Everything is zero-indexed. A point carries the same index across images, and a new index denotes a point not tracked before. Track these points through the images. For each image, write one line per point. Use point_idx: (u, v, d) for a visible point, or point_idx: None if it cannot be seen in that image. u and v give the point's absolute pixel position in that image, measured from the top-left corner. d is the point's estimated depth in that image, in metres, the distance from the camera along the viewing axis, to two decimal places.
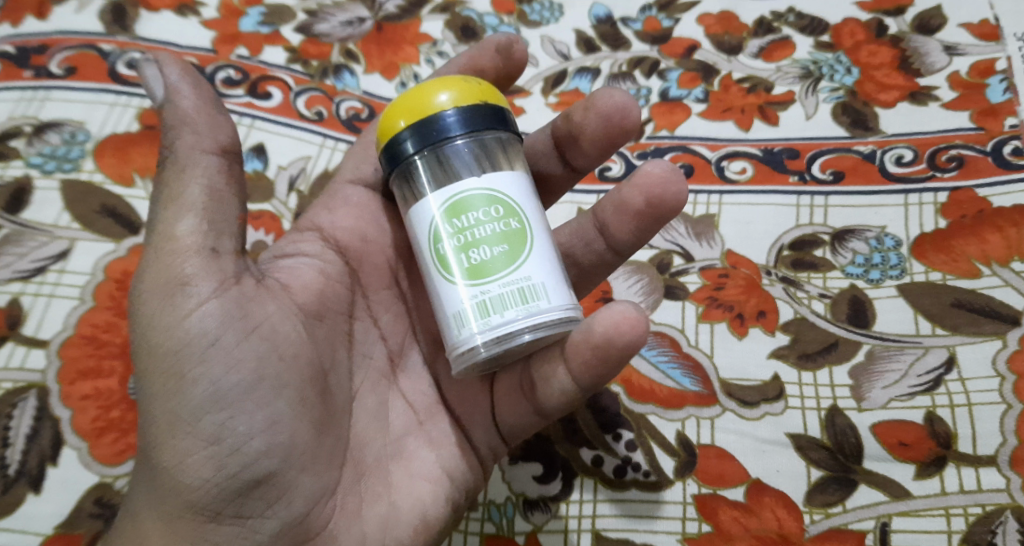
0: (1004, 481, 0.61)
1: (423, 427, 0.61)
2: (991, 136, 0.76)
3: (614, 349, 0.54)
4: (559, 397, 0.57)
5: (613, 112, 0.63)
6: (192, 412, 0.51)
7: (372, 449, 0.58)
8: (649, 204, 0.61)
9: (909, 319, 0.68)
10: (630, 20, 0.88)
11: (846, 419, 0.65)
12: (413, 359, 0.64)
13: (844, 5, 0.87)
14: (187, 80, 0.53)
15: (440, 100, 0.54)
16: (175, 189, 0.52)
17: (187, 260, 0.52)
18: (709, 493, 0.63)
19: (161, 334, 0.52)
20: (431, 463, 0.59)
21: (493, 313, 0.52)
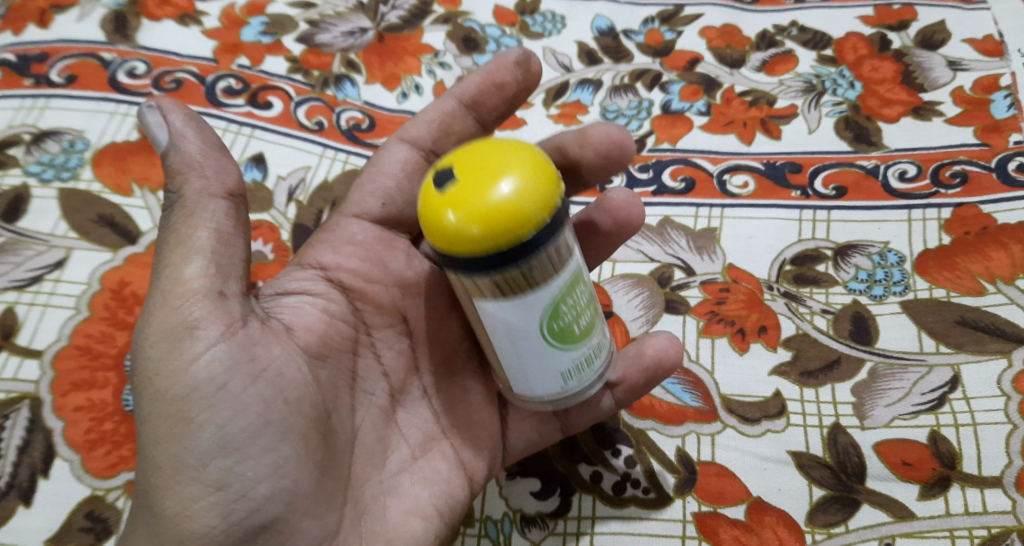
0: (1010, 503, 0.60)
1: (421, 462, 0.60)
2: (996, 153, 0.75)
3: (663, 369, 0.62)
4: (591, 417, 0.63)
5: (612, 149, 0.64)
6: (197, 458, 0.50)
7: (370, 485, 0.57)
8: (615, 227, 0.65)
9: (912, 336, 0.67)
10: (632, 33, 0.88)
11: (848, 437, 0.64)
12: (413, 393, 0.63)
13: (847, 19, 0.87)
14: (191, 124, 0.53)
15: (507, 200, 0.47)
16: (183, 233, 0.52)
17: (194, 304, 0.51)
18: (709, 511, 0.62)
19: (167, 380, 0.50)
20: (424, 498, 0.59)
21: (582, 371, 0.55)
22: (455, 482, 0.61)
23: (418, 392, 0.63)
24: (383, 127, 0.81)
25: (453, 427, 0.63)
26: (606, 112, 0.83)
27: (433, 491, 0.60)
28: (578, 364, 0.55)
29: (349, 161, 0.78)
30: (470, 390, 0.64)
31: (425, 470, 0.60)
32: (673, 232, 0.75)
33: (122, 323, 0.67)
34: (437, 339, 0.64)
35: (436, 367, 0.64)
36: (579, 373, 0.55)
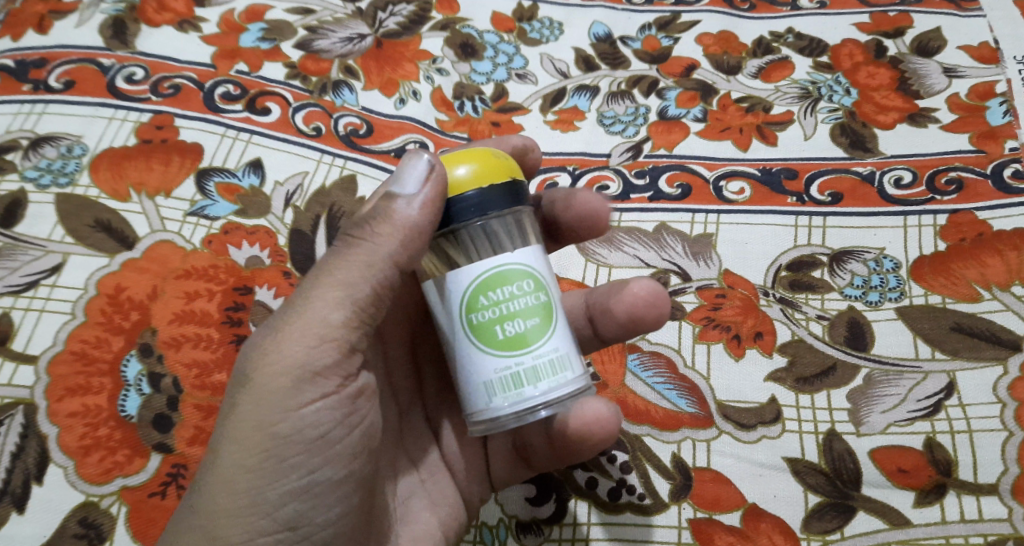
0: (1006, 511, 0.60)
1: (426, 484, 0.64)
2: (991, 159, 0.75)
3: (589, 443, 0.59)
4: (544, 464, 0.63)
5: (590, 217, 0.68)
6: (278, 497, 0.52)
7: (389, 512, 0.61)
8: (630, 321, 0.64)
9: (908, 342, 0.67)
10: (630, 40, 0.88)
11: (844, 444, 0.64)
12: (416, 417, 0.66)
13: (843, 26, 0.87)
14: (372, 169, 0.54)
15: (457, 173, 0.54)
16: (333, 269, 0.53)
17: (328, 350, 0.53)
18: (704, 518, 0.62)
19: (276, 416, 0.52)
20: (431, 524, 0.62)
21: (510, 390, 0.54)
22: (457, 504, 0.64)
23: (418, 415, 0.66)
24: (380, 133, 0.81)
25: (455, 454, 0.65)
26: (603, 118, 0.83)
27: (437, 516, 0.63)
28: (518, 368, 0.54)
29: (346, 166, 0.78)
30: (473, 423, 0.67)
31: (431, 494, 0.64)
32: (669, 238, 0.75)
33: (118, 329, 0.67)
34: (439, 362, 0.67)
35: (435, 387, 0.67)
36: (521, 378, 0.54)
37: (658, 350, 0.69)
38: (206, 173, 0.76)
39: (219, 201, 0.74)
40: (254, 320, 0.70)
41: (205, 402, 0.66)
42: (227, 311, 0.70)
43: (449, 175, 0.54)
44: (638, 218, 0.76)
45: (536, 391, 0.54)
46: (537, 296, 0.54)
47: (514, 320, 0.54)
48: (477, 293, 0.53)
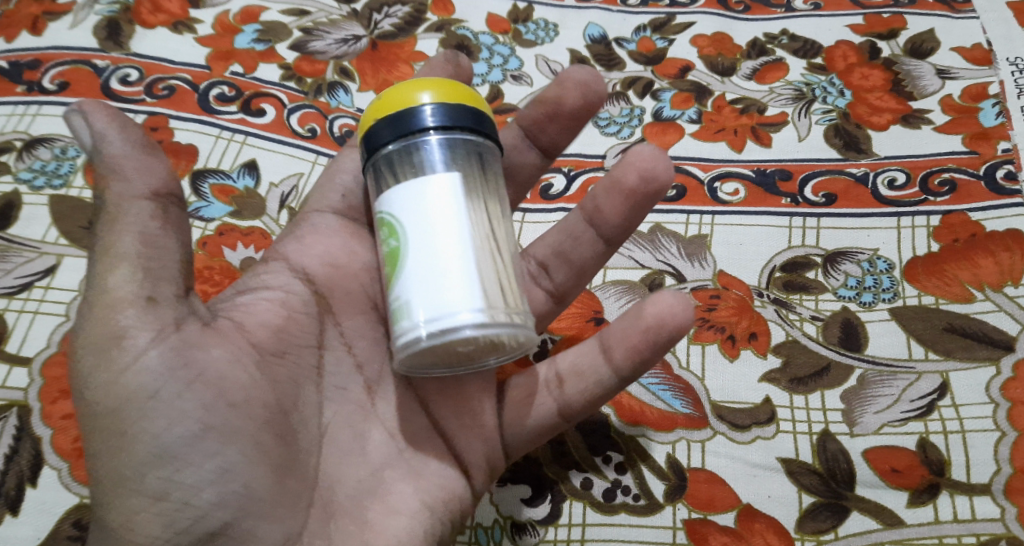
0: (999, 511, 0.61)
1: (411, 451, 0.58)
2: (984, 161, 0.75)
3: (668, 330, 0.57)
4: (592, 393, 0.60)
5: (652, 169, 0.61)
6: (135, 470, 0.50)
7: (346, 487, 0.55)
8: (642, 180, 0.61)
9: (901, 343, 0.67)
10: (624, 41, 0.89)
11: (837, 444, 0.64)
12: (393, 386, 0.60)
13: (837, 28, 0.88)
14: (113, 124, 0.53)
15: (419, 98, 0.55)
16: (107, 240, 0.52)
17: (122, 313, 0.51)
18: (699, 518, 0.62)
19: (97, 392, 0.51)
20: (409, 496, 0.56)
21: (402, 318, 0.52)
22: (448, 475, 0.58)
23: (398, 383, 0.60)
24: None
25: (455, 420, 0.60)
26: (598, 119, 0.83)
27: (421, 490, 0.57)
28: (438, 290, 0.51)
29: None
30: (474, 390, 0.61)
31: (415, 465, 0.58)
32: (663, 238, 0.75)
33: None
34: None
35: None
36: (443, 301, 0.51)
37: None
38: (201, 175, 0.76)
39: (214, 203, 0.74)
40: None
41: None
42: None
43: (412, 97, 0.55)
44: None
45: (456, 310, 0.51)
46: (413, 233, 0.53)
47: (435, 245, 0.52)
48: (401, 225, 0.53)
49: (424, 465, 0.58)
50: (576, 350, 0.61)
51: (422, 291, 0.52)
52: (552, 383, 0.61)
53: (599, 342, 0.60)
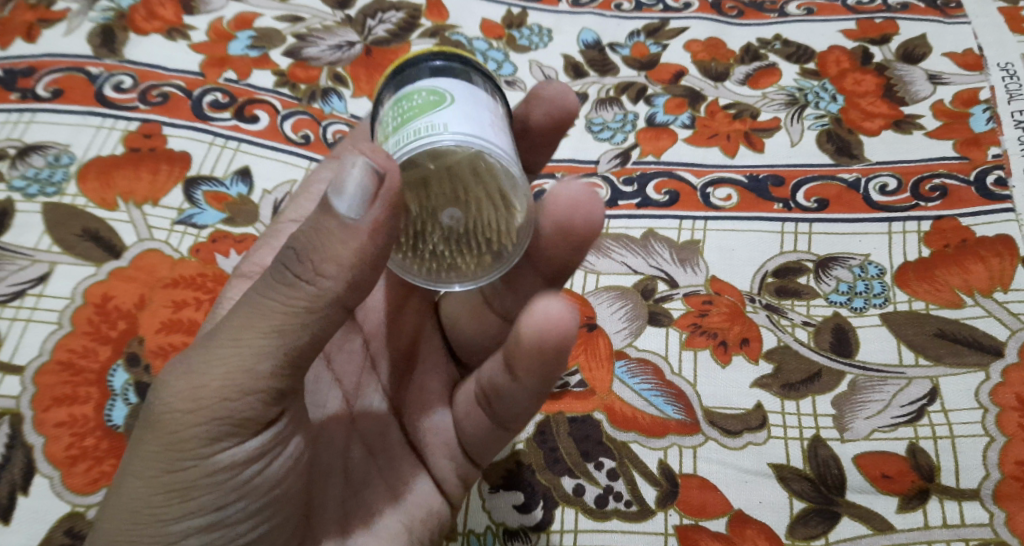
0: (988, 516, 0.61)
1: (392, 474, 0.60)
2: (975, 166, 0.76)
3: (559, 342, 0.51)
4: (519, 407, 0.57)
5: (573, 213, 0.56)
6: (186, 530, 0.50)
7: (332, 511, 0.57)
8: (559, 229, 0.56)
9: (892, 348, 0.68)
10: (618, 46, 0.89)
11: (828, 450, 0.64)
12: (371, 395, 0.63)
13: (830, 33, 0.88)
14: None
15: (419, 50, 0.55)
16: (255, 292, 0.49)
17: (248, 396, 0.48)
18: (690, 524, 0.62)
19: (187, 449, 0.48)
20: (393, 520, 0.58)
21: (420, 134, 0.49)
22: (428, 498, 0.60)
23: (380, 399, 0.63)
24: None
25: (426, 432, 0.61)
26: (592, 125, 0.83)
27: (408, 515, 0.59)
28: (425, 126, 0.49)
29: None
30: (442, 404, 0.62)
31: (394, 483, 0.60)
32: (656, 244, 0.75)
33: (105, 338, 0.67)
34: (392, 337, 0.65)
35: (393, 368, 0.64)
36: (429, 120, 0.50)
37: (645, 357, 0.69)
38: (194, 182, 0.76)
39: (207, 210, 0.74)
40: None
41: None
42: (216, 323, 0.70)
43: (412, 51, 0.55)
44: (626, 224, 0.76)
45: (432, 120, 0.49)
46: (426, 93, 0.51)
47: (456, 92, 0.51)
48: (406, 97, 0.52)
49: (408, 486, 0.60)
50: (496, 362, 0.57)
51: (440, 114, 0.49)
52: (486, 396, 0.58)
53: (506, 357, 0.55)
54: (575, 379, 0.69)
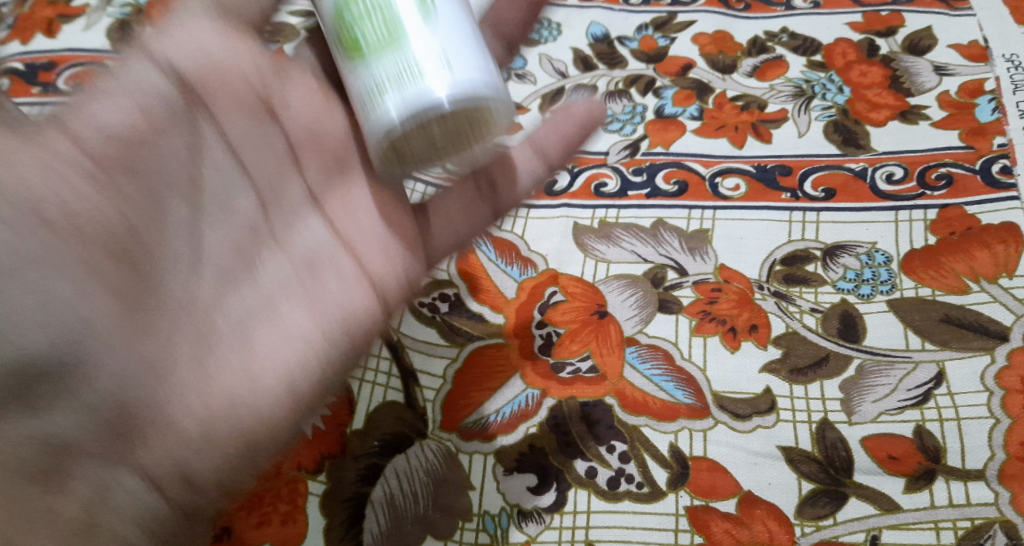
0: (993, 496, 0.62)
1: (325, 297, 0.59)
2: (980, 155, 0.77)
3: (587, 131, 0.63)
4: (520, 196, 0.64)
5: (589, 125, 0.63)
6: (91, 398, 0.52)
7: (226, 320, 0.57)
8: (578, 133, 0.63)
9: (898, 334, 0.69)
10: (627, 40, 0.90)
11: (836, 433, 0.65)
12: (291, 192, 0.62)
13: (836, 25, 0.89)
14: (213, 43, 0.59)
15: None
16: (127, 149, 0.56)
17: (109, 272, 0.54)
18: (700, 505, 0.64)
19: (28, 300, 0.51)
20: (305, 323, 0.57)
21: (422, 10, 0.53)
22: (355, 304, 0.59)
23: (318, 221, 0.62)
24: None
25: (336, 200, 0.63)
26: None
27: (342, 280, 0.60)
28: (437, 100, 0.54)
29: None
30: (406, 225, 0.63)
31: (320, 278, 0.60)
32: (666, 233, 0.76)
33: None
34: (317, 136, 0.62)
35: (322, 169, 0.63)
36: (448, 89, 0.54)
37: (655, 343, 0.71)
38: None
39: None
40: None
41: None
42: None
43: None
44: (636, 214, 0.78)
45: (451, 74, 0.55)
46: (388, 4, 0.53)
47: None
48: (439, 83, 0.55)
49: (333, 283, 0.60)
50: (502, 155, 0.63)
51: (414, 44, 0.52)
52: (484, 185, 0.64)
53: (530, 148, 0.63)
54: (587, 365, 0.70)
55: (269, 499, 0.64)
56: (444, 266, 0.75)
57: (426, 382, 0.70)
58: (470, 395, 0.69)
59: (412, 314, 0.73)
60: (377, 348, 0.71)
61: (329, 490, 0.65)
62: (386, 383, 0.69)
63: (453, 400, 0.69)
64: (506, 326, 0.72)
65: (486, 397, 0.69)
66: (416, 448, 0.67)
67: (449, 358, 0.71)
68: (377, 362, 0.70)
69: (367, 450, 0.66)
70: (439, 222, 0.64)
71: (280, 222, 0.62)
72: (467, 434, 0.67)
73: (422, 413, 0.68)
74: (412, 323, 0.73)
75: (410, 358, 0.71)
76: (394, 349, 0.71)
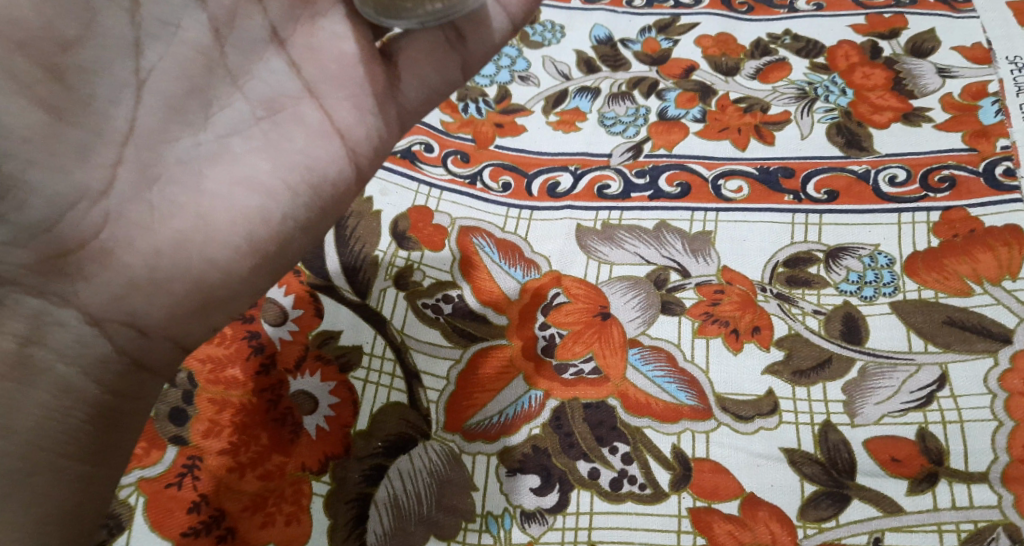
0: (996, 498, 0.62)
1: (308, 158, 0.62)
2: (983, 157, 0.77)
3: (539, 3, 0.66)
4: (485, 52, 0.67)
5: (533, 7, 0.67)
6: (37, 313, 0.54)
7: (179, 150, 0.58)
8: (529, 2, 0.66)
9: (901, 336, 0.69)
10: (630, 42, 0.90)
11: (839, 435, 0.66)
12: (252, 25, 0.60)
13: (839, 28, 0.89)
14: None
15: None
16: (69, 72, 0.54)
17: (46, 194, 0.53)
18: (703, 507, 0.64)
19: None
20: (264, 171, 0.60)
21: None
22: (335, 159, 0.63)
23: (315, 111, 0.63)
24: None
25: (313, 110, 0.63)
26: (604, 119, 0.85)
27: (307, 129, 0.62)
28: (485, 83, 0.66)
29: None
30: (374, 73, 0.64)
31: (285, 128, 0.61)
32: (669, 235, 0.76)
33: None
34: (317, 55, 0.63)
35: (327, 80, 0.63)
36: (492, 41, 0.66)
37: (658, 344, 0.71)
38: None
39: None
40: (265, 318, 0.71)
41: (219, 396, 0.67)
42: None
43: None
44: (639, 216, 0.78)
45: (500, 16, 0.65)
46: None
47: None
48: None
49: (299, 138, 0.62)
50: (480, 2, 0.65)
51: None
52: (454, 41, 0.66)
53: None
54: (590, 366, 0.71)
55: (275, 499, 0.64)
56: (447, 267, 0.75)
57: (430, 383, 0.70)
58: (473, 397, 0.69)
59: (416, 315, 0.73)
60: (381, 348, 0.71)
61: (333, 490, 0.65)
62: (390, 383, 0.69)
63: (456, 401, 0.69)
64: (508, 327, 0.73)
65: (489, 398, 0.69)
66: (419, 449, 0.67)
67: (453, 359, 0.71)
68: (380, 362, 0.70)
69: (371, 450, 0.66)
70: (408, 79, 0.66)
71: (291, 114, 0.62)
72: (470, 435, 0.68)
73: (426, 414, 0.68)
74: (416, 324, 0.72)
75: (414, 359, 0.70)
76: (398, 350, 0.71)
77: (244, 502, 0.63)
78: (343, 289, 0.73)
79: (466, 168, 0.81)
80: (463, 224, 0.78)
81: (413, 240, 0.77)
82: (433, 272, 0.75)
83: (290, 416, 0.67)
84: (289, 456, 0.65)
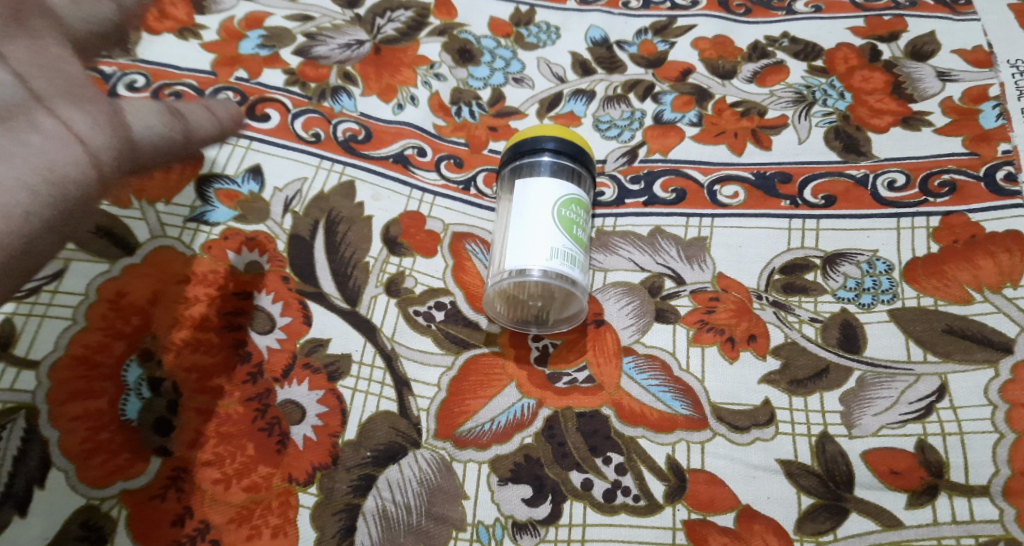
0: (998, 512, 0.61)
1: (46, 159, 0.57)
2: (985, 162, 0.76)
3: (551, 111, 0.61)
4: None
5: None
6: None
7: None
8: None
9: (900, 344, 0.68)
10: (626, 44, 0.89)
11: (836, 446, 0.64)
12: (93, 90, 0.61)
13: (838, 30, 0.88)
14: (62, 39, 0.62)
15: None
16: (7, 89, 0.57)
17: None
18: (698, 519, 0.63)
19: None
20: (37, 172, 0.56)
21: None
22: (105, 154, 0.59)
23: (49, 119, 0.58)
24: (379, 138, 0.81)
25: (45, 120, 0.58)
26: (599, 123, 0.83)
27: (44, 137, 0.57)
28: (517, 252, 0.68)
29: (345, 172, 0.78)
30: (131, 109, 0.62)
31: (20, 134, 0.57)
32: (663, 241, 0.75)
33: (119, 333, 0.67)
34: (49, 69, 0.60)
35: (60, 94, 0.59)
36: (520, 258, 0.68)
37: (652, 353, 0.70)
38: (206, 179, 0.75)
39: (219, 207, 0.74)
40: (253, 325, 0.69)
41: (205, 406, 0.65)
42: (227, 316, 0.69)
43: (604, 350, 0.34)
44: (633, 222, 0.77)
45: (531, 260, 0.67)
46: None
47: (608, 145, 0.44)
48: (565, 200, 0.70)
49: (36, 143, 0.57)
50: None
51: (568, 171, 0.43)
52: None
53: None
54: (584, 375, 0.69)
55: (260, 511, 0.63)
56: (439, 274, 0.74)
57: (420, 391, 0.68)
58: (464, 404, 0.68)
59: (407, 322, 0.71)
60: (371, 356, 0.69)
61: (321, 501, 0.63)
62: (379, 391, 0.68)
63: (447, 410, 0.68)
64: (501, 336, 0.71)
65: (481, 405, 0.68)
66: (410, 459, 0.66)
67: (444, 366, 0.70)
68: (370, 371, 0.69)
69: (359, 460, 0.65)
70: (193, 110, 0.65)
71: (23, 121, 0.57)
72: (461, 442, 0.66)
73: (417, 422, 0.67)
74: (407, 331, 0.71)
75: (405, 367, 0.69)
76: (388, 359, 0.69)
77: (230, 515, 0.62)
78: (333, 296, 0.71)
79: (460, 173, 0.80)
80: (456, 230, 0.76)
81: (406, 246, 0.75)
82: (424, 279, 0.74)
83: (277, 425, 0.66)
84: (276, 467, 0.64)
